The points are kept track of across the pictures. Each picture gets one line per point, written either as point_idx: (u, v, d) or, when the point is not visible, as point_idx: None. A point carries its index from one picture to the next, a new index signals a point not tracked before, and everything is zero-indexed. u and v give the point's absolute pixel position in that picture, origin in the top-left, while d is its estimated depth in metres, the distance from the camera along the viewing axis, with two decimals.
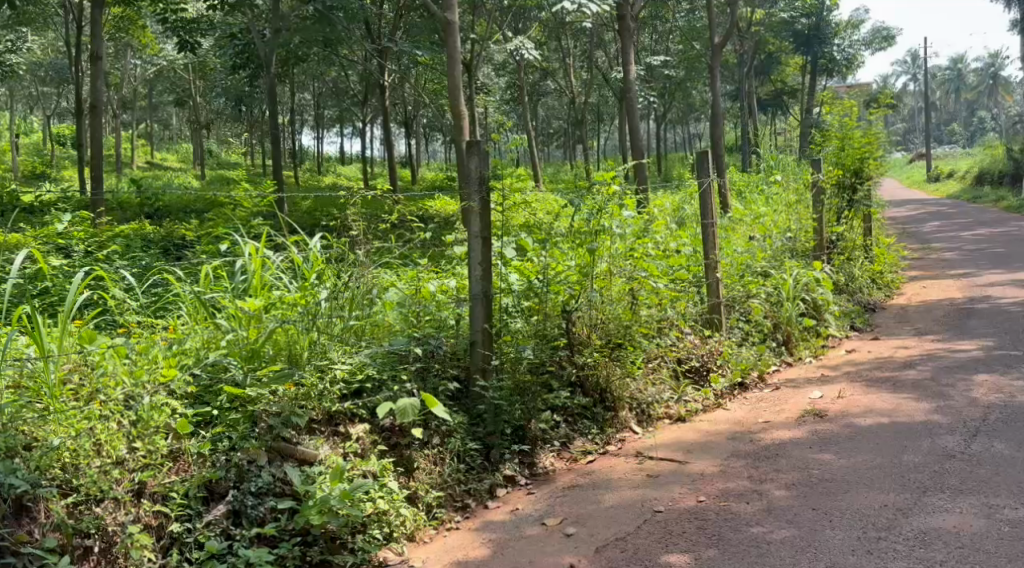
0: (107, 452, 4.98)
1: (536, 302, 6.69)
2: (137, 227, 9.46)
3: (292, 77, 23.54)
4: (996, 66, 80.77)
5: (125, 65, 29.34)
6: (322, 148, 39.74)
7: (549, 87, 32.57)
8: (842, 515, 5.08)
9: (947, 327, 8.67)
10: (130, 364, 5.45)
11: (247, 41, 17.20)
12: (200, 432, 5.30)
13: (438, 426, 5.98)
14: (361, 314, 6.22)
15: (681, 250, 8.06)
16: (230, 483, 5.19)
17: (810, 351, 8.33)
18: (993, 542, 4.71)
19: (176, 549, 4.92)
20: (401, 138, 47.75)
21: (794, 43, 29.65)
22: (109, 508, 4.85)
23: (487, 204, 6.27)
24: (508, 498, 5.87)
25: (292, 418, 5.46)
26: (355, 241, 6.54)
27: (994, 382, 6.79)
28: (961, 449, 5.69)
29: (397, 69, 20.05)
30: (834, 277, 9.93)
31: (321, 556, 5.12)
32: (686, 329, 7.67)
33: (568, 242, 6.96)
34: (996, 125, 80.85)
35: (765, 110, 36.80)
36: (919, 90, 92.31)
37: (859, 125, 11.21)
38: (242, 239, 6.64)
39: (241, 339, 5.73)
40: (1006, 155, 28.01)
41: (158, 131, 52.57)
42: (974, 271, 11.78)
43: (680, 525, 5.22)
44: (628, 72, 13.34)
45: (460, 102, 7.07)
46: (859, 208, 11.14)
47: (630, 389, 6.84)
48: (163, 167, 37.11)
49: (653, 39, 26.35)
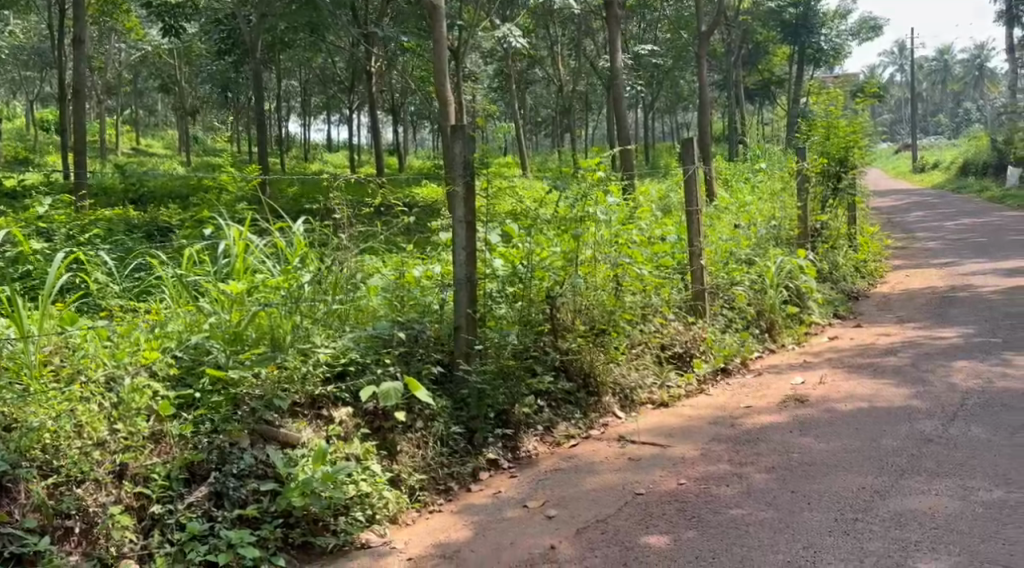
0: (88, 433, 4.97)
1: (520, 288, 6.69)
2: (120, 212, 9.40)
3: (278, 62, 23.44)
4: (982, 57, 80.98)
5: (109, 50, 29.12)
6: (309, 136, 39.55)
7: (537, 76, 32.57)
8: (820, 498, 5.12)
9: (929, 314, 8.74)
10: (112, 346, 5.46)
11: (233, 27, 17.11)
12: (181, 415, 5.29)
13: (421, 410, 5.99)
14: (345, 298, 6.22)
15: (665, 237, 8.02)
16: (212, 465, 5.19)
17: (793, 338, 8.38)
18: (967, 522, 4.75)
19: (157, 530, 4.91)
20: (388, 125, 47.54)
21: (782, 33, 29.67)
22: (90, 489, 4.85)
23: (471, 189, 6.27)
24: (491, 481, 5.89)
25: (275, 401, 5.49)
26: (340, 225, 6.54)
27: (972, 368, 6.86)
28: (938, 433, 5.75)
29: (384, 56, 19.95)
30: (818, 265, 9.98)
31: (303, 538, 5.14)
32: (670, 315, 7.65)
33: (553, 229, 6.95)
34: (981, 116, 81.16)
35: (753, 99, 36.90)
36: (905, 82, 92.80)
37: (844, 115, 11.29)
38: (225, 223, 6.62)
39: (224, 322, 5.72)
40: (990, 145, 28.11)
41: (143, 117, 52.11)
42: (957, 260, 11.86)
43: (660, 507, 5.26)
44: (616, 61, 13.32)
45: (447, 89, 7.03)
46: (843, 197, 11.20)
47: (613, 375, 6.87)
48: (148, 154, 36.87)
49: (640, 27, 26.26)
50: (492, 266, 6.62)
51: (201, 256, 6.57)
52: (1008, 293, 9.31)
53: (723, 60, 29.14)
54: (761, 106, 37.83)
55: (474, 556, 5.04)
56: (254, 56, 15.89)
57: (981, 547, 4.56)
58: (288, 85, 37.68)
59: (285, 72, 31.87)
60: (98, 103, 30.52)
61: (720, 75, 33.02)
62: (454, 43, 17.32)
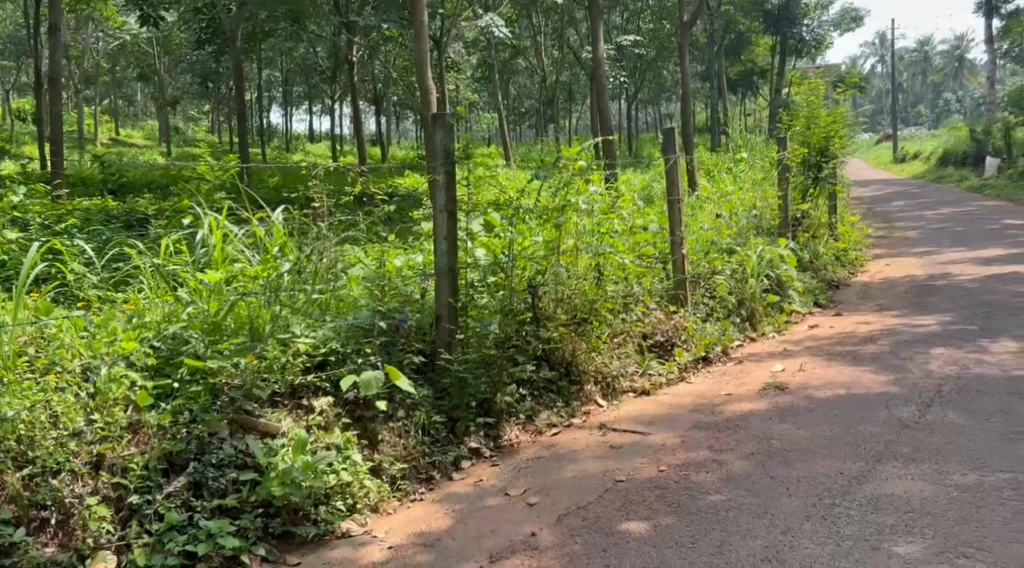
0: (64, 424, 4.95)
1: (502, 277, 6.65)
2: (97, 202, 9.30)
3: (258, 51, 23.23)
4: (962, 49, 81.36)
5: (86, 40, 28.83)
6: (291, 127, 39.32)
7: (520, 66, 32.47)
8: (798, 483, 5.15)
9: (908, 303, 8.79)
10: (88, 336, 5.44)
11: (212, 16, 16.93)
12: (160, 405, 5.26)
13: (403, 399, 5.97)
14: (326, 287, 6.20)
15: (646, 227, 7.95)
16: (191, 455, 5.17)
17: (774, 326, 8.41)
18: (942, 506, 4.79)
19: (134, 521, 4.88)
20: (370, 116, 47.29)
21: (765, 23, 29.61)
22: (68, 480, 4.84)
23: (452, 177, 6.26)
24: (473, 470, 5.90)
25: (254, 391, 5.48)
26: (319, 214, 6.54)
27: (950, 355, 6.90)
28: (915, 419, 5.79)
29: (365, 45, 19.82)
30: (799, 254, 10.01)
31: (283, 527, 5.14)
32: (652, 304, 7.66)
33: (535, 218, 6.88)
34: (961, 107, 81.55)
35: (736, 89, 36.88)
36: (886, 73, 93.10)
37: (825, 105, 11.32)
38: (203, 213, 6.59)
39: (202, 312, 5.68)
40: (969, 136, 28.32)
41: (122, 108, 51.59)
42: (936, 249, 11.93)
43: (641, 494, 5.28)
44: (599, 49, 13.27)
45: (428, 78, 6.89)
46: (824, 186, 11.21)
47: (595, 363, 6.89)
48: (128, 144, 36.58)
49: (623, 18, 26.19)
50: (474, 256, 6.59)
51: (179, 246, 6.53)
52: (986, 281, 9.38)
53: (706, 50, 29.11)
54: (744, 97, 37.86)
55: (455, 544, 5.05)
56: (234, 45, 15.74)
57: (956, 530, 4.60)
58: (269, 75, 37.41)
59: (266, 62, 31.65)
60: (76, 93, 30.20)
61: (703, 66, 33.03)
62: (436, 33, 17.19)
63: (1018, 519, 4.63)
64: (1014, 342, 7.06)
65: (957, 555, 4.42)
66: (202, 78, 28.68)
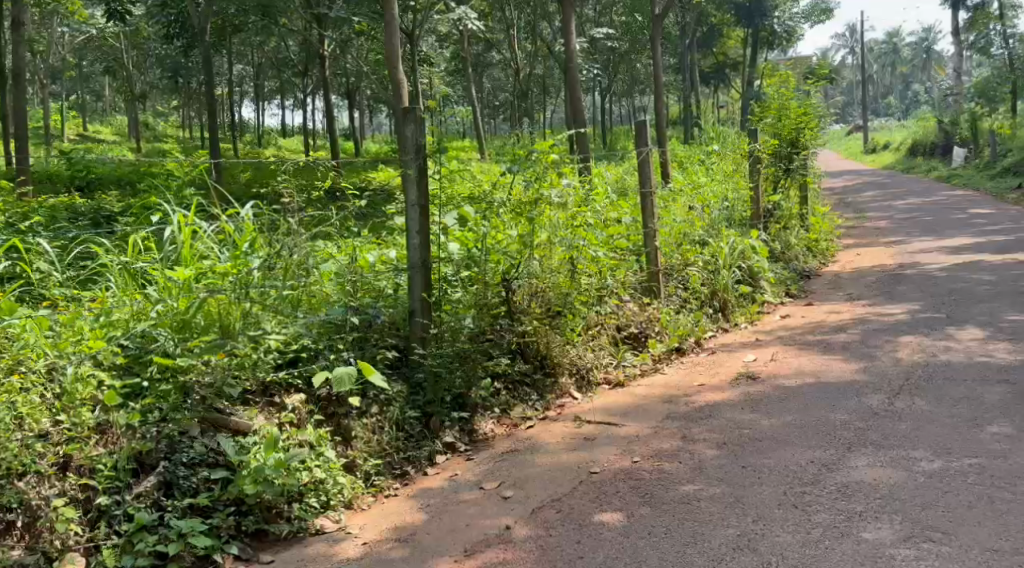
0: (29, 425, 4.88)
1: (476, 272, 6.61)
2: (64, 200, 9.19)
3: (227, 45, 23.03)
4: (930, 40, 82.10)
5: (51, 35, 28.43)
6: (263, 122, 39.00)
7: (492, 59, 32.40)
8: (770, 472, 5.17)
9: (878, 292, 8.86)
10: (53, 336, 5.38)
11: (180, 11, 16.76)
12: (129, 404, 5.21)
13: (376, 395, 5.94)
14: (296, 284, 6.07)
15: (620, 219, 7.90)
16: (161, 454, 5.13)
17: (746, 317, 8.44)
18: (910, 491, 4.84)
19: (104, 522, 4.85)
20: (343, 110, 47.07)
21: (737, 15, 29.66)
22: (33, 482, 4.77)
23: (424, 172, 6.24)
24: (447, 465, 5.90)
25: (225, 389, 5.43)
26: (289, 210, 6.48)
27: (918, 343, 6.97)
28: (885, 407, 5.84)
29: (337, 38, 19.66)
30: (770, 244, 10.07)
31: (256, 525, 5.11)
32: (625, 296, 7.69)
33: (509, 213, 6.87)
34: (930, 97, 82.34)
35: (709, 81, 37.02)
36: (856, 65, 93.75)
37: (796, 96, 11.37)
38: (170, 210, 6.52)
39: (172, 309, 5.63)
40: (937, 126, 28.60)
41: (90, 102, 50.99)
42: (905, 239, 12.05)
43: (614, 485, 5.30)
44: (570, 42, 13.23)
45: (399, 74, 6.80)
46: (795, 176, 11.26)
47: (570, 356, 6.90)
48: (96, 140, 36.13)
49: (596, 11, 26.21)
50: (448, 250, 6.56)
51: (147, 243, 6.46)
52: (954, 269, 9.47)
53: (679, 42, 29.14)
54: (716, 89, 37.99)
55: (429, 540, 5.04)
56: (203, 39, 15.58)
57: (922, 515, 4.64)
58: (240, 71, 37.12)
59: (237, 56, 31.36)
60: (42, 87, 29.77)
61: (675, 58, 33.09)
62: (407, 27, 17.09)
63: (982, 504, 4.68)
64: (981, 329, 7.14)
65: (923, 539, 4.46)
66: (172, 72, 28.35)
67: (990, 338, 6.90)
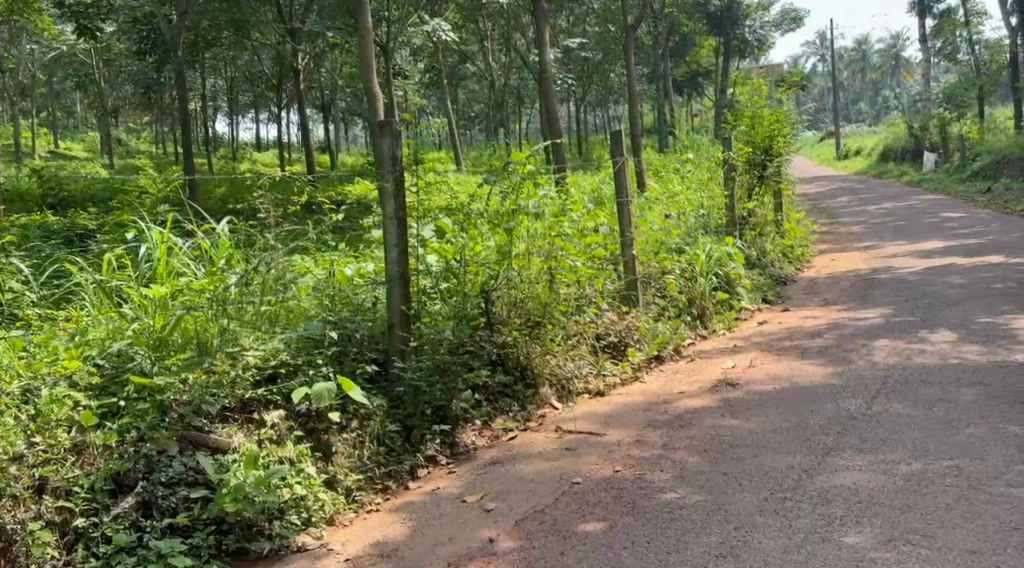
0: (3, 448, 4.83)
1: (455, 284, 6.67)
2: (35, 219, 9.06)
3: (200, 60, 22.89)
4: (899, 47, 83.11)
5: (20, 52, 28.14)
6: (237, 135, 38.80)
7: (466, 71, 32.47)
8: (751, 478, 5.20)
9: (854, 296, 8.91)
10: (28, 357, 5.40)
11: (152, 26, 16.67)
12: (105, 424, 5.18)
13: (356, 410, 5.90)
14: (274, 299, 6.11)
15: (597, 229, 7.94)
16: (139, 474, 5.09)
17: (724, 324, 8.48)
18: (888, 495, 4.87)
19: (81, 544, 4.82)
20: (318, 123, 47.03)
21: (708, 24, 29.63)
22: (8, 506, 4.72)
23: (401, 184, 6.20)
24: (429, 478, 5.86)
25: (203, 406, 5.38)
26: (266, 224, 6.55)
27: (894, 346, 7.02)
28: (863, 410, 5.88)
29: (313, 51, 19.60)
30: (746, 251, 10.05)
31: (237, 544, 5.06)
32: (604, 305, 7.67)
33: (486, 223, 6.88)
34: (900, 103, 83.13)
35: (683, 91, 37.22)
36: (827, 72, 94.69)
37: (768, 104, 11.45)
38: (146, 226, 6.52)
39: (148, 328, 5.63)
40: (907, 131, 28.93)
41: (62, 118, 50.61)
42: (878, 243, 12.15)
43: (597, 495, 5.30)
44: (546, 52, 13.18)
45: (375, 87, 6.73)
46: (770, 183, 11.30)
47: (551, 365, 6.88)
48: (68, 157, 35.76)
49: (570, 22, 26.39)
50: (425, 262, 6.62)
51: (122, 261, 6.45)
52: (926, 273, 9.56)
53: (652, 51, 29.28)
54: (691, 98, 38.21)
55: (413, 553, 5.02)
56: (176, 55, 15.45)
57: (901, 518, 4.67)
58: (214, 85, 36.97)
59: (210, 70, 31.28)
60: (12, 104, 29.37)
61: (650, 68, 33.29)
62: (383, 39, 17.06)
63: (959, 505, 4.72)
64: (953, 332, 7.20)
65: (903, 542, 4.49)
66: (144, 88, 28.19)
67: (963, 340, 6.97)
